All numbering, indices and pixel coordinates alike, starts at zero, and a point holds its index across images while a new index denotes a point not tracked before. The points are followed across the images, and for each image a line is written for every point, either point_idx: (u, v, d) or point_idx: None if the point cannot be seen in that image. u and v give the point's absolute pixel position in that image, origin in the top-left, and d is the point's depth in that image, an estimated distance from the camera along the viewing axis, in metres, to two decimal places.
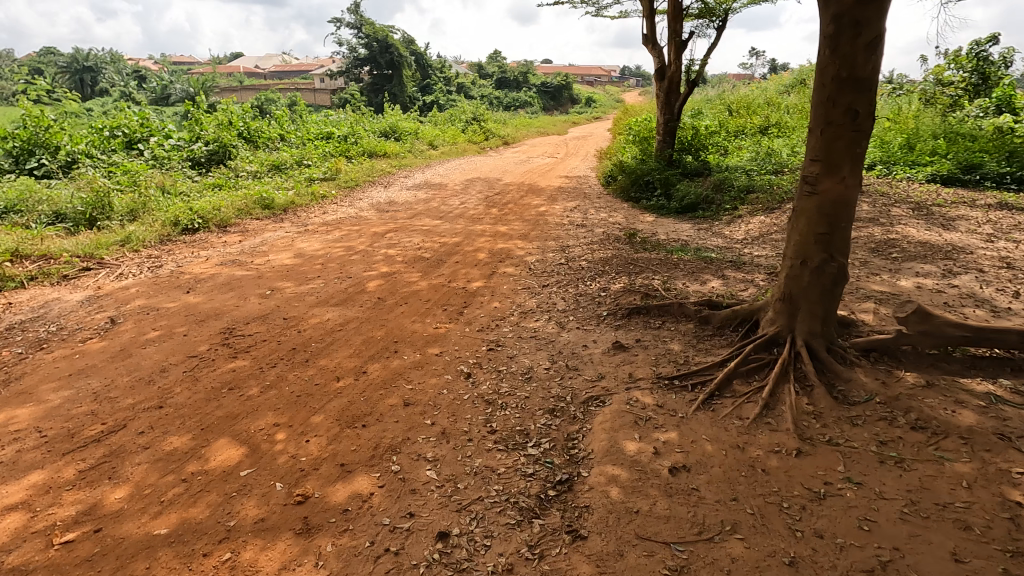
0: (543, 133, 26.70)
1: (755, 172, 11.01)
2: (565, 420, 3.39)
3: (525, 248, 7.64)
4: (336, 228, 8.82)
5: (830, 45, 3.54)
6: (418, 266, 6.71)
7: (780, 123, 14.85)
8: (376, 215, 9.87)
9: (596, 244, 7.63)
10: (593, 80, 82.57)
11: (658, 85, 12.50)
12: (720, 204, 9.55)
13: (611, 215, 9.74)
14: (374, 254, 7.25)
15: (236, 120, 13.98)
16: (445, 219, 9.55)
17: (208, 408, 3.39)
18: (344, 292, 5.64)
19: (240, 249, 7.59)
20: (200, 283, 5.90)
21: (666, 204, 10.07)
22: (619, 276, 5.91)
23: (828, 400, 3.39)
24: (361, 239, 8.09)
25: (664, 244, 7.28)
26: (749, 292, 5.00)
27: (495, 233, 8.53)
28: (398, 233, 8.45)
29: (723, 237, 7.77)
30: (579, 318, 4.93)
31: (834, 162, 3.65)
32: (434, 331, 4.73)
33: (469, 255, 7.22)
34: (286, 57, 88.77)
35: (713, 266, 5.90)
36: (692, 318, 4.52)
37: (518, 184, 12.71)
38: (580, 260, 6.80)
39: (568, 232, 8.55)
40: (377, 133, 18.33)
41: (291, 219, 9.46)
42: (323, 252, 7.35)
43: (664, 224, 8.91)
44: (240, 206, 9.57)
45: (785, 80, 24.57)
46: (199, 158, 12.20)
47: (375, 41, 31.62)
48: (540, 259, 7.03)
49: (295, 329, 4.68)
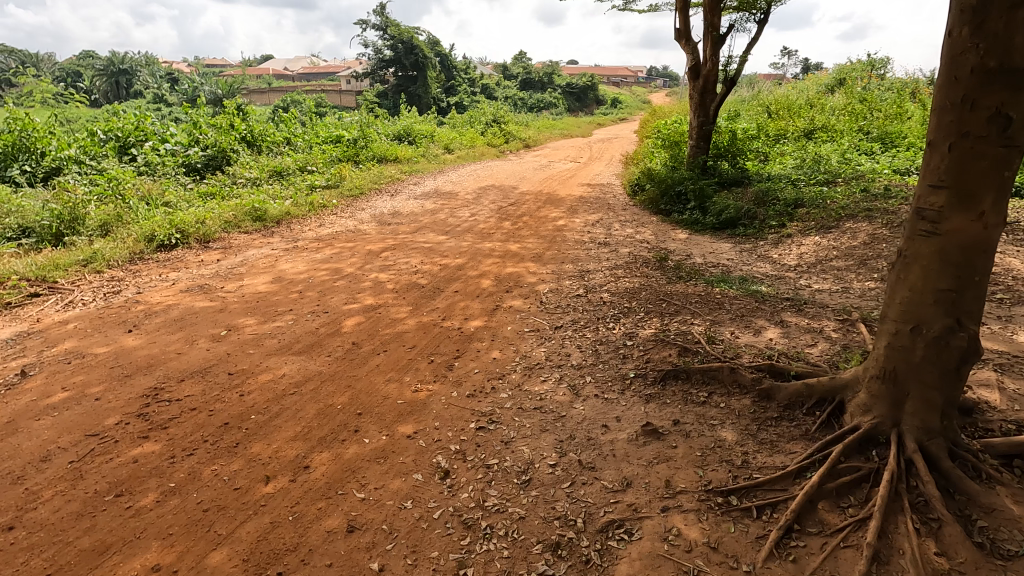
0: (566, 135, 25.60)
1: (802, 182, 9.76)
2: (574, 568, 2.34)
3: (537, 273, 6.59)
4: (328, 245, 7.91)
5: (970, 21, 2.40)
6: (410, 296, 5.72)
7: (827, 125, 13.49)
8: (376, 229, 8.94)
9: (620, 270, 6.54)
10: (619, 81, 81.09)
11: (692, 85, 11.32)
12: (764, 219, 8.35)
13: (638, 231, 8.62)
14: (361, 280, 6.29)
15: (239, 123, 13.21)
16: (451, 234, 8.56)
17: (70, 533, 2.44)
18: (313, 335, 4.66)
19: (216, 272, 6.71)
20: (150, 318, 4.99)
21: (701, 220, 8.90)
22: (649, 317, 4.82)
23: (968, 551, 2.27)
24: (352, 259, 7.14)
25: (701, 273, 6.16)
26: (820, 351, 3.86)
27: (504, 253, 7.50)
28: (395, 252, 7.50)
29: (770, 264, 6.59)
30: (597, 380, 3.86)
31: (970, 190, 2.50)
32: (412, 397, 3.70)
33: (472, 282, 6.20)
34: (313, 58, 89.16)
35: (765, 308, 4.76)
36: (749, 391, 3.40)
37: (536, 192, 11.67)
38: (600, 293, 5.73)
39: (588, 252, 7.47)
40: (390, 137, 17.46)
41: (282, 232, 8.59)
42: (305, 277, 6.42)
43: (699, 245, 7.75)
44: (228, 218, 8.76)
45: (823, 81, 22.97)
46: (194, 163, 11.44)
47: (397, 43, 30.93)
48: (554, 289, 5.98)
49: (237, 391, 3.70)
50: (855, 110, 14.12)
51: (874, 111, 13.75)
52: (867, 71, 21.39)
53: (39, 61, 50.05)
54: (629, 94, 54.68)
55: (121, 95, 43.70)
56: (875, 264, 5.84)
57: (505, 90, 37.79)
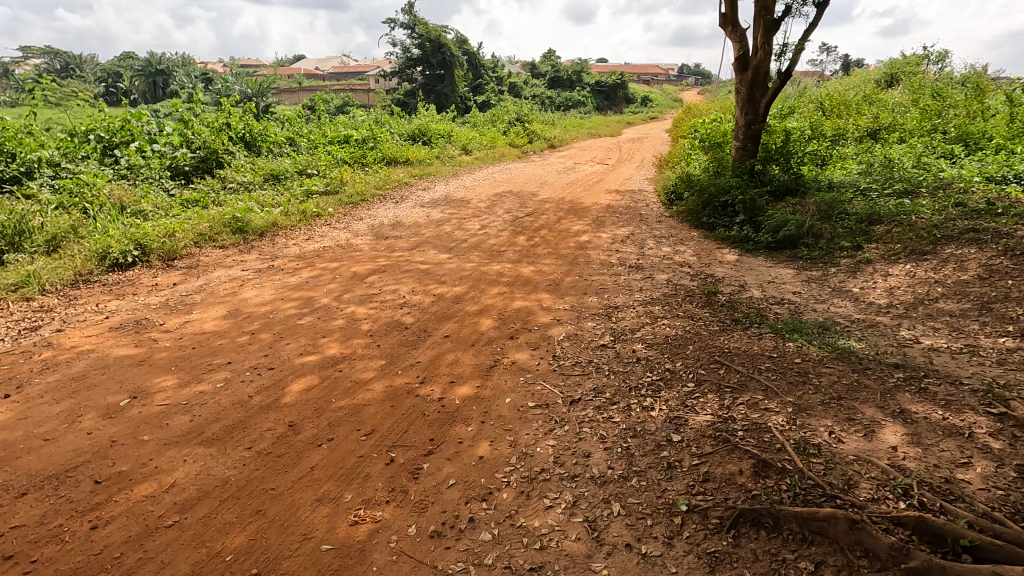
0: (594, 134, 24.16)
1: (872, 192, 8.20)
2: None
3: (552, 309, 5.27)
4: (309, 266, 6.74)
5: None
6: (386, 343, 4.47)
7: (894, 123, 11.75)
8: (369, 245, 7.76)
9: (656, 308, 5.17)
10: (649, 79, 79.14)
11: (739, 79, 9.89)
12: (833, 238, 6.85)
13: (677, 252, 7.22)
14: (332, 315, 5.08)
15: (237, 123, 12.20)
16: (455, 252, 7.31)
17: None
18: (238, 408, 3.44)
19: (166, 300, 5.59)
20: (44, 375, 3.85)
21: (752, 237, 7.46)
22: (701, 392, 3.45)
23: None
24: (331, 286, 5.94)
25: (764, 318, 4.76)
26: (984, 480, 2.45)
27: (514, 279, 6.21)
28: (384, 275, 6.29)
29: (851, 303, 5.14)
30: (630, 514, 2.54)
31: None
32: (344, 539, 2.44)
33: (469, 321, 4.94)
34: (343, 59, 89.23)
35: (869, 384, 3.34)
36: (885, 569, 2.05)
37: (558, 200, 10.36)
38: (631, 345, 4.38)
39: (616, 279, 6.12)
40: (404, 137, 16.31)
41: (262, 248, 7.49)
42: (267, 310, 5.24)
43: (752, 273, 6.33)
44: (203, 230, 7.71)
45: (873, 76, 20.94)
46: (182, 166, 10.39)
47: (424, 41, 29.87)
48: (572, 335, 4.65)
49: (90, 518, 2.50)
50: (924, 107, 12.32)
51: (948, 107, 11.91)
52: (924, 66, 19.38)
53: (81, 61, 50.78)
54: (658, 92, 52.78)
55: (155, 94, 43.77)
56: (1005, 312, 4.34)
57: (531, 88, 36.47)
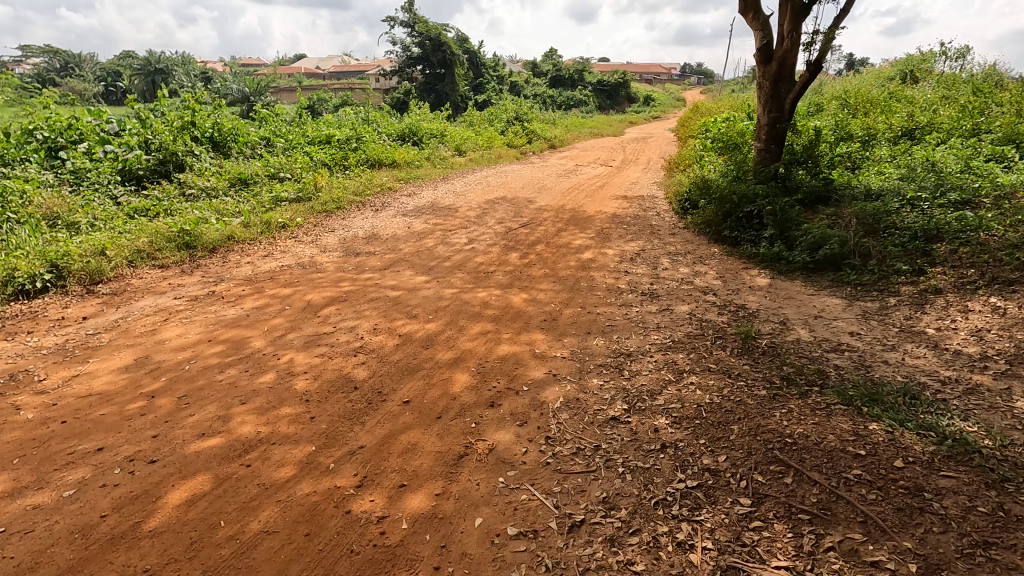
0: (597, 134, 23.01)
1: (922, 202, 7.06)
2: None
3: (547, 357, 4.13)
4: (256, 292, 5.61)
5: None
6: (322, 415, 3.33)
7: (931, 122, 10.56)
8: (335, 263, 6.63)
9: (681, 358, 4.04)
10: (651, 78, 78.18)
11: (762, 73, 8.76)
12: (885, 259, 5.72)
13: (697, 274, 6.08)
14: (262, 366, 3.94)
15: (201, 120, 11.10)
16: (434, 274, 6.18)
17: None
18: (75, 540, 2.34)
19: (63, 342, 4.47)
20: None
21: (786, 255, 6.31)
22: (765, 519, 2.33)
23: None
24: (274, 322, 4.80)
25: (825, 377, 3.61)
26: None
27: (502, 311, 5.07)
28: (344, 305, 5.18)
29: (931, 353, 3.99)
30: None
31: None
32: None
33: (438, 378, 3.80)
34: (343, 57, 87.88)
35: (1022, 511, 2.21)
36: None
37: (558, 208, 9.22)
38: (650, 420, 3.24)
39: (626, 313, 4.99)
40: (392, 138, 15.18)
41: (208, 268, 6.39)
42: (184, 358, 4.11)
43: (792, 303, 5.19)
44: (141, 245, 6.60)
45: (887, 73, 19.81)
46: (136, 170, 9.26)
47: (423, 40, 28.79)
48: (572, 400, 3.51)
49: None
50: (962, 104, 11.12)
51: (991, 105, 10.71)
52: (946, 62, 18.20)
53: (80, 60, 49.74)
54: (661, 92, 51.66)
55: (154, 92, 42.65)
56: None
57: (532, 87, 35.34)
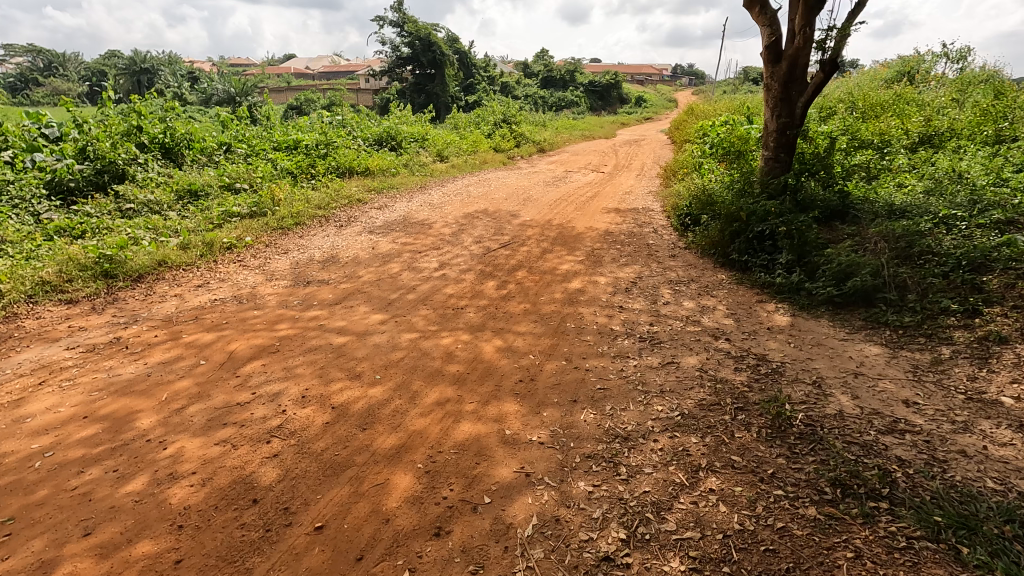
0: (590, 137, 22.06)
1: (957, 221, 6.16)
2: None
3: (520, 443, 3.15)
4: (170, 339, 4.59)
5: None
6: (194, 558, 2.35)
7: (952, 128, 9.65)
8: (279, 296, 5.63)
9: (695, 447, 3.07)
10: (643, 79, 77.73)
11: (770, 73, 7.83)
12: (927, 295, 4.79)
13: (704, 311, 5.15)
14: (136, 464, 2.95)
15: (150, 126, 10.04)
16: (393, 311, 5.19)
17: None
18: None
19: None
20: None
21: (807, 287, 5.40)
22: None
23: None
24: (177, 386, 3.80)
25: (892, 483, 2.66)
26: None
27: (468, 367, 4.09)
28: (272, 359, 4.18)
29: (1020, 438, 3.03)
30: None
31: None
32: None
33: (370, 484, 2.81)
34: (335, 57, 86.50)
35: None
36: None
37: (544, 224, 8.27)
38: (658, 565, 2.29)
39: (622, 369, 4.04)
40: (369, 143, 14.16)
41: (124, 304, 5.36)
42: (37, 448, 3.11)
43: (824, 353, 4.25)
44: (48, 276, 5.57)
45: (889, 74, 18.96)
46: (66, 182, 8.18)
47: (412, 40, 27.68)
48: (549, 523, 2.54)
49: None
50: (981, 108, 10.23)
51: (1014, 108, 9.81)
52: (950, 63, 17.37)
53: (63, 58, 48.19)
54: (653, 93, 50.87)
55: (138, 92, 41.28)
56: None
57: (523, 88, 34.37)
